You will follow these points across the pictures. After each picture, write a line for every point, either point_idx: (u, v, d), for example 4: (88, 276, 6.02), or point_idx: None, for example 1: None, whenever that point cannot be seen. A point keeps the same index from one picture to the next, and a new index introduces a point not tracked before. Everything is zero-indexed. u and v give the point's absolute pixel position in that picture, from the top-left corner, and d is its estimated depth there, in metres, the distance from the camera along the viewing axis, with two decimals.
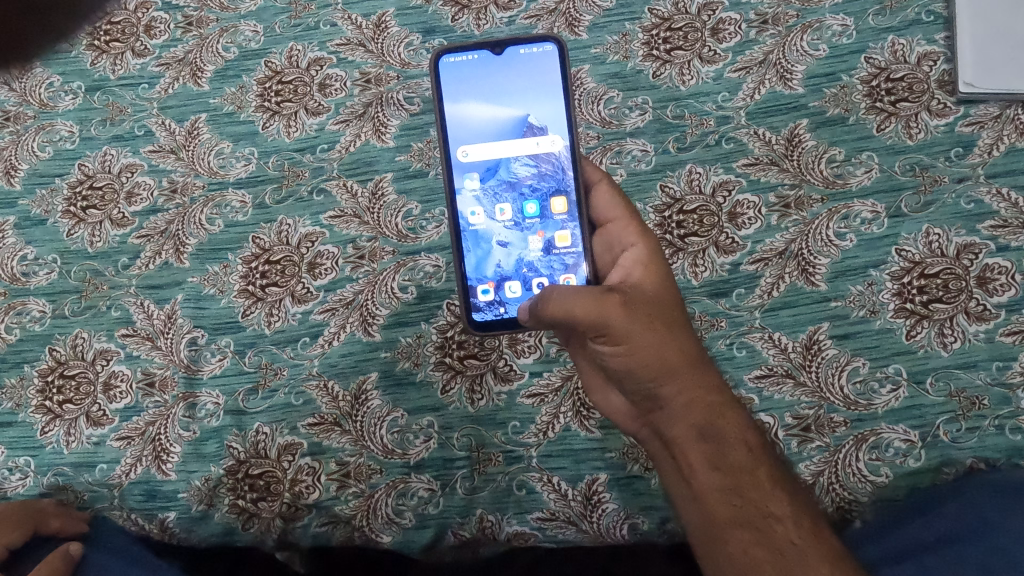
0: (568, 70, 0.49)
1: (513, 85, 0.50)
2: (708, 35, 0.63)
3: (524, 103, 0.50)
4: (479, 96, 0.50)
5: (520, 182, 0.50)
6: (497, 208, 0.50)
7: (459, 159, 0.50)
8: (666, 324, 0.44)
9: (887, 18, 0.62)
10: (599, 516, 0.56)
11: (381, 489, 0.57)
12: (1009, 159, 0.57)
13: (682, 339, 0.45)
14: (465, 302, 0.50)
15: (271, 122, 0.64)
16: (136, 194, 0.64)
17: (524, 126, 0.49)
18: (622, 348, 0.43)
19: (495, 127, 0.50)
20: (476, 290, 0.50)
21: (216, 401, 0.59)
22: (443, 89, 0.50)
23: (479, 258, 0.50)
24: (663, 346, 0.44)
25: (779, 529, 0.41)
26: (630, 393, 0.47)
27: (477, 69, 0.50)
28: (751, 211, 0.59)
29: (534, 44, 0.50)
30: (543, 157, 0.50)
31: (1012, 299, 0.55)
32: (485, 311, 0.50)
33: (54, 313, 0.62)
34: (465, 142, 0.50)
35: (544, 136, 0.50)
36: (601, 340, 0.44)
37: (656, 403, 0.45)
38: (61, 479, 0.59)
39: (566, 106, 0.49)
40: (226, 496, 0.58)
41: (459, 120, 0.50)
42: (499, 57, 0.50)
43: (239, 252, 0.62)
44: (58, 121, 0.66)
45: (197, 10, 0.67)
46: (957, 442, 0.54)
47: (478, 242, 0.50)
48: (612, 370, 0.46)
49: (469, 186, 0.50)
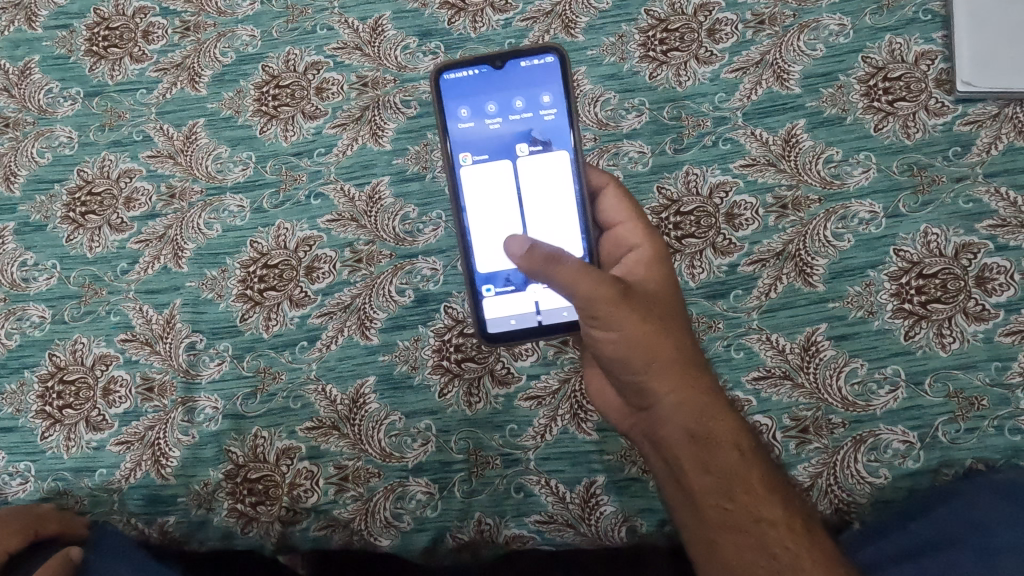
0: (570, 81, 0.49)
1: (515, 99, 0.50)
2: (705, 36, 0.63)
3: (527, 117, 0.50)
4: (482, 112, 0.50)
5: (527, 197, 0.50)
6: (504, 223, 0.51)
7: (465, 176, 0.50)
8: (662, 319, 0.45)
9: (884, 17, 0.61)
10: (597, 518, 0.56)
11: (380, 492, 0.57)
12: (1007, 158, 0.57)
13: (677, 338, 0.45)
14: (477, 318, 0.51)
15: (269, 126, 0.64)
16: (135, 199, 0.64)
17: (528, 140, 0.50)
18: (616, 335, 0.44)
19: (499, 142, 0.50)
20: (487, 304, 0.51)
21: (214, 405, 0.60)
22: (446, 105, 0.50)
23: (490, 272, 0.51)
24: (655, 343, 0.44)
25: (771, 533, 0.41)
26: (623, 387, 0.47)
27: (479, 83, 0.50)
28: (749, 212, 0.59)
29: (536, 56, 0.50)
30: (549, 171, 0.50)
31: (1011, 299, 0.55)
32: (497, 324, 0.52)
33: (54, 319, 0.63)
34: (470, 158, 0.50)
35: (548, 149, 0.50)
36: (595, 325, 0.44)
37: (647, 399, 0.46)
38: (61, 483, 0.60)
39: (569, 119, 0.49)
40: (225, 501, 0.58)
41: (463, 136, 0.50)
42: (499, 71, 0.50)
43: (237, 256, 0.62)
44: (57, 128, 0.66)
45: (195, 15, 0.67)
46: (956, 442, 0.54)
47: (487, 256, 0.51)
48: (606, 363, 0.47)
49: (476, 201, 0.50)
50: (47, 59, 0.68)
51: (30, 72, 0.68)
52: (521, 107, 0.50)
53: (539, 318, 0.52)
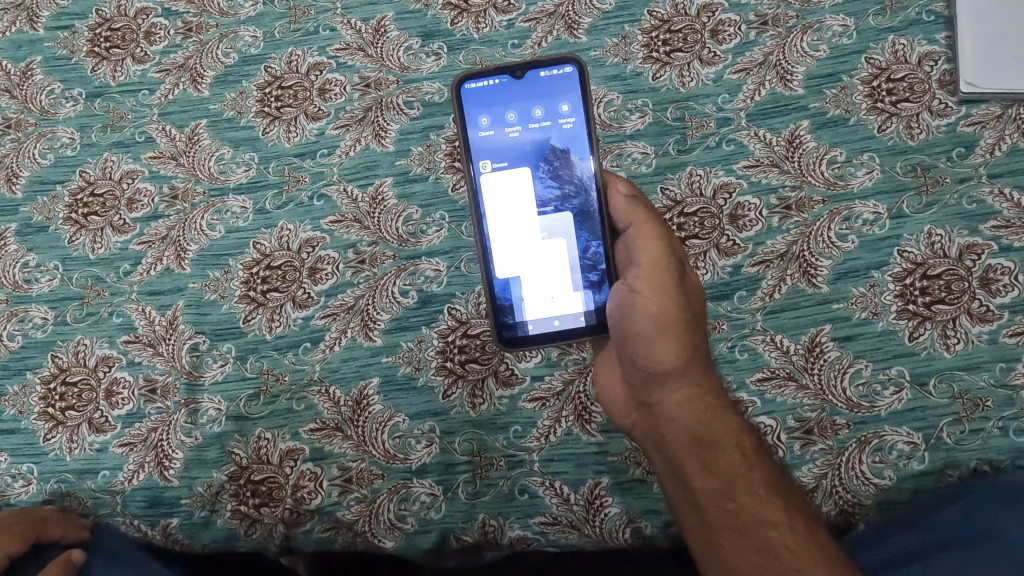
0: (588, 91, 0.50)
1: (534, 107, 0.52)
2: (708, 37, 0.63)
3: (546, 126, 0.52)
4: (501, 119, 0.52)
5: (545, 203, 0.52)
6: (523, 230, 0.52)
7: (485, 183, 0.52)
8: (695, 312, 0.47)
9: (887, 18, 0.61)
10: (601, 520, 0.56)
11: (384, 494, 0.57)
12: (1011, 159, 0.57)
13: (701, 335, 0.47)
14: (496, 321, 0.53)
15: (271, 127, 0.64)
16: (137, 200, 0.64)
17: (546, 148, 0.52)
18: (655, 307, 0.45)
19: (518, 150, 0.52)
20: (506, 308, 0.53)
21: (217, 407, 0.59)
22: (467, 114, 0.52)
23: (507, 276, 0.53)
24: (682, 329, 0.45)
25: (773, 534, 0.41)
26: (634, 377, 0.48)
27: (499, 93, 0.52)
28: (753, 213, 0.59)
29: (554, 66, 0.51)
30: (566, 177, 0.52)
31: (1015, 300, 0.55)
32: (515, 328, 0.54)
33: (56, 320, 0.62)
34: (490, 165, 0.52)
35: (567, 158, 0.52)
36: (639, 291, 0.46)
37: (656, 391, 0.47)
38: (64, 485, 0.59)
39: (587, 128, 0.51)
40: (228, 502, 0.58)
41: (483, 145, 0.52)
42: (519, 81, 0.52)
43: (239, 258, 0.62)
44: (58, 129, 0.66)
45: (197, 16, 0.67)
46: (961, 444, 0.54)
47: (505, 262, 0.53)
48: (625, 341, 0.47)
49: (495, 208, 0.52)
50: (49, 60, 0.68)
51: (32, 73, 0.68)
52: (540, 115, 0.52)
53: (556, 323, 0.53)
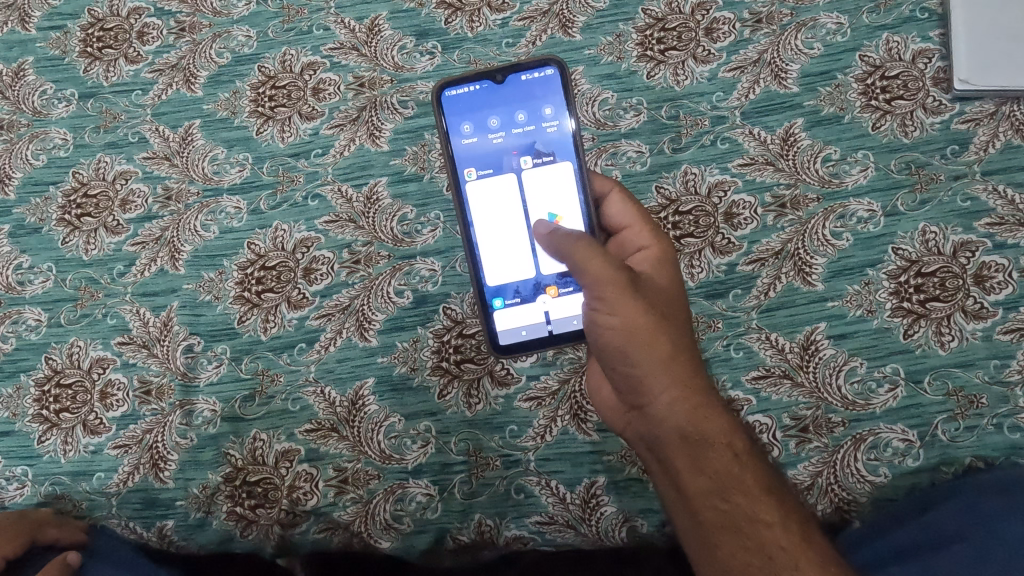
0: (571, 94, 0.51)
1: (518, 112, 0.52)
2: (702, 35, 0.63)
3: (530, 130, 0.52)
4: (484, 125, 0.52)
5: (532, 208, 0.52)
6: (511, 237, 0.53)
7: (471, 190, 0.52)
8: (664, 317, 0.46)
9: (881, 16, 0.61)
10: (597, 519, 0.56)
11: (379, 494, 0.57)
12: (1005, 156, 0.57)
13: (677, 338, 0.46)
14: (488, 330, 0.53)
15: (265, 127, 0.64)
16: (130, 201, 0.64)
17: (531, 152, 0.52)
18: (617, 321, 0.45)
19: (503, 157, 0.52)
20: (498, 316, 0.53)
21: (213, 408, 0.59)
22: (450, 122, 0.52)
23: (497, 282, 0.53)
24: (654, 337, 0.45)
25: (767, 534, 0.41)
26: (619, 383, 0.49)
27: (481, 99, 0.52)
28: (748, 211, 0.59)
29: (535, 69, 0.52)
30: (554, 180, 0.52)
31: (1009, 296, 0.55)
32: (508, 335, 0.54)
33: (50, 322, 0.62)
34: (475, 172, 0.52)
35: (552, 160, 0.52)
36: (600, 308, 0.46)
37: (644, 395, 0.47)
38: (59, 488, 0.59)
39: (572, 130, 0.51)
40: (224, 504, 0.58)
41: (467, 152, 0.52)
42: (500, 85, 0.52)
43: (234, 258, 0.62)
44: (51, 129, 0.66)
45: (190, 15, 0.67)
46: (956, 440, 0.54)
47: (495, 270, 0.53)
48: (604, 353, 0.48)
49: (483, 214, 0.52)
50: (41, 61, 0.68)
51: (24, 73, 0.68)
52: (524, 120, 0.52)
53: (548, 328, 0.54)
